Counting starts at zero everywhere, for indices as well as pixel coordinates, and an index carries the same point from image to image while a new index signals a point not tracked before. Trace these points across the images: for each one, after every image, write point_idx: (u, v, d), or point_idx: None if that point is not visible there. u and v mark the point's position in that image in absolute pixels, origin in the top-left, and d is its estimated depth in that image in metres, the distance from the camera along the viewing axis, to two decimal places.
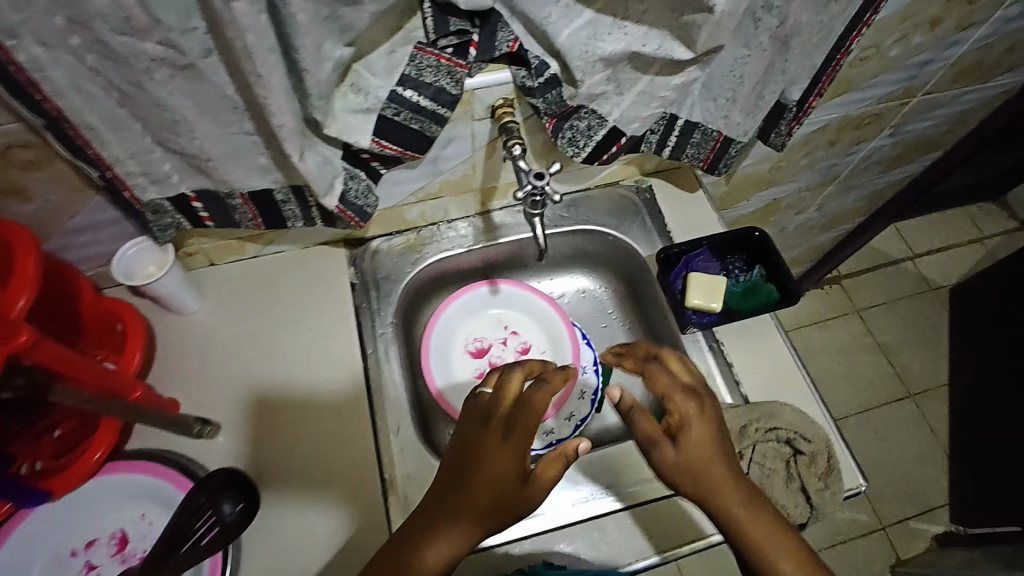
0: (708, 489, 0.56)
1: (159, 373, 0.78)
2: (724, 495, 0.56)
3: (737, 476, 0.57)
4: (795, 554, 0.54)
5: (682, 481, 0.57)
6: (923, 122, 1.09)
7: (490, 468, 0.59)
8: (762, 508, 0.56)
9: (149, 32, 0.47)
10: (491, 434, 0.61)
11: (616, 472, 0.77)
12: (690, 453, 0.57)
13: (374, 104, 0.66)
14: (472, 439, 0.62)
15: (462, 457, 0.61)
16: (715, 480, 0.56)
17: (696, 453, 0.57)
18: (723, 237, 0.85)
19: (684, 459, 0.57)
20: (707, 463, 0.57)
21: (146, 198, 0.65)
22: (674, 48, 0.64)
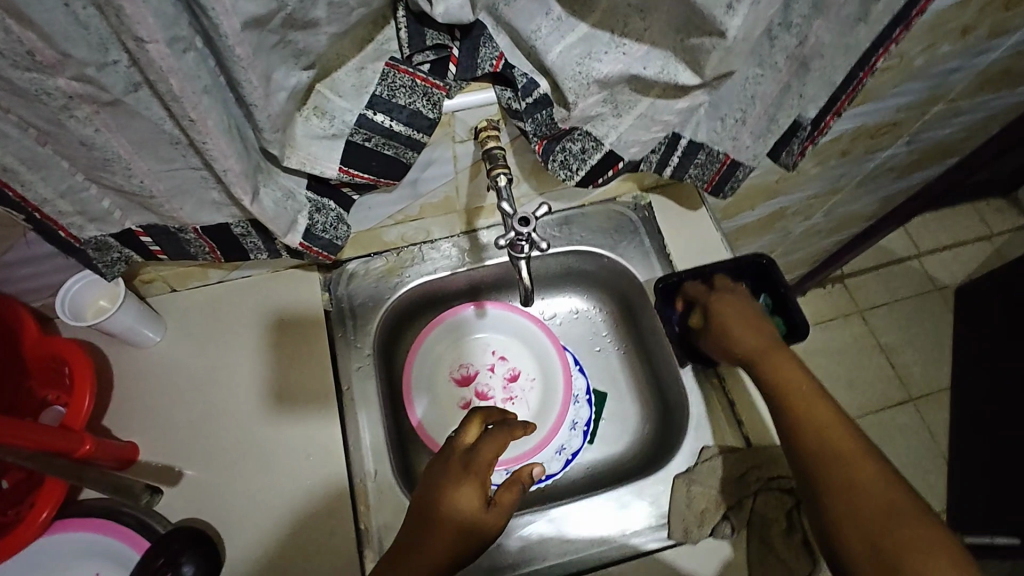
0: (742, 342, 0.69)
1: (115, 415, 0.72)
2: (761, 352, 0.67)
3: (775, 345, 0.68)
4: (820, 406, 0.61)
5: (716, 332, 0.71)
6: (942, 129, 1.02)
7: (449, 502, 0.56)
8: (800, 366, 0.65)
9: (59, 67, 0.39)
10: (451, 469, 0.59)
11: (610, 520, 0.73)
12: (732, 314, 0.71)
13: (341, 130, 0.58)
14: (438, 462, 0.61)
15: (421, 499, 0.58)
16: (752, 340, 0.68)
17: (737, 314, 0.71)
18: (727, 265, 0.79)
19: (723, 315, 0.71)
20: (748, 331, 0.69)
21: (84, 236, 0.57)
22: (680, 72, 0.56)
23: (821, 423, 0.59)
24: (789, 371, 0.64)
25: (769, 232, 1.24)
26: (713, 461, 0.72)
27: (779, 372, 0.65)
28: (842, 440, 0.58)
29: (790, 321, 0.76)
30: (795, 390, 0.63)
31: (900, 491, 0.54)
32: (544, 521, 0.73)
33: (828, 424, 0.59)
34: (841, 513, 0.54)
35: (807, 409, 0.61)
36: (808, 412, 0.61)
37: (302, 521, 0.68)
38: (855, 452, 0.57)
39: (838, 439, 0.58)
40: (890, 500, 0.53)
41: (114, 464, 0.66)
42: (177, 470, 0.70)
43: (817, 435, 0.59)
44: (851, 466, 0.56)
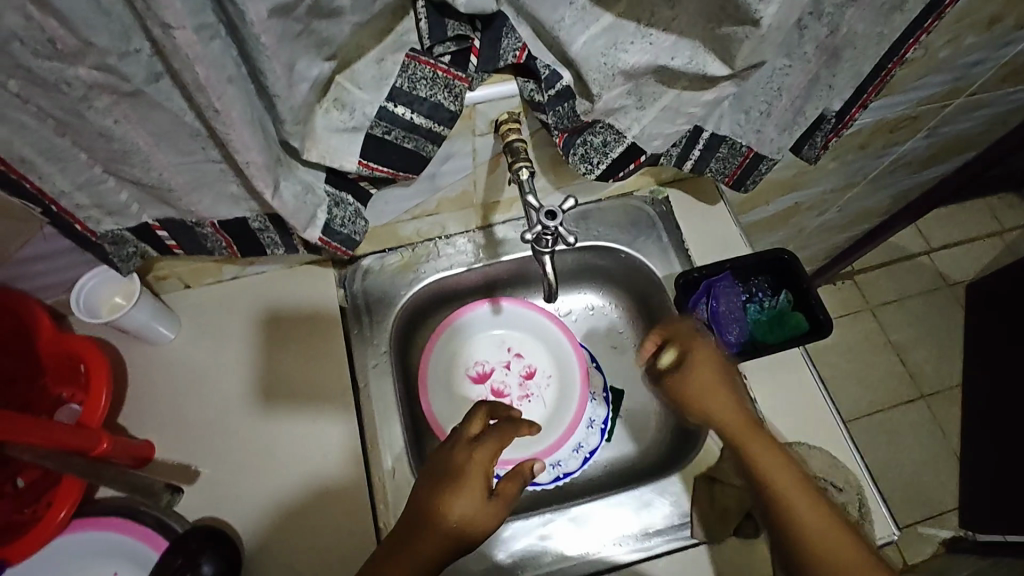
0: (714, 413, 0.66)
1: (130, 413, 0.71)
2: (733, 421, 0.65)
3: (746, 416, 0.65)
4: (795, 477, 0.60)
5: (686, 402, 0.68)
6: (962, 123, 1.00)
7: (447, 503, 0.56)
8: (766, 433, 0.64)
9: (80, 55, 0.38)
10: (450, 470, 0.58)
11: (631, 519, 0.72)
12: (690, 385, 0.68)
13: (361, 123, 0.57)
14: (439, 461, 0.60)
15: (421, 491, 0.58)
16: (725, 409, 0.65)
17: (707, 380, 0.67)
18: (748, 260, 0.78)
19: (691, 382, 0.67)
20: (720, 399, 0.66)
21: (101, 230, 0.56)
22: (708, 63, 0.55)
23: (796, 497, 0.59)
24: (764, 445, 0.63)
25: (783, 227, 1.23)
26: (736, 460, 0.71)
27: (753, 446, 0.63)
28: (816, 517, 0.58)
29: (814, 318, 0.75)
30: (771, 464, 0.61)
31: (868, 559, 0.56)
32: (564, 518, 0.72)
33: (802, 500, 0.59)
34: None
35: (784, 480, 0.60)
36: (782, 485, 0.60)
37: (320, 520, 0.68)
38: (827, 518, 0.58)
39: (813, 515, 0.58)
40: (859, 566, 0.55)
41: (131, 463, 0.66)
42: (194, 469, 0.69)
43: (791, 515, 0.58)
44: (830, 542, 0.57)
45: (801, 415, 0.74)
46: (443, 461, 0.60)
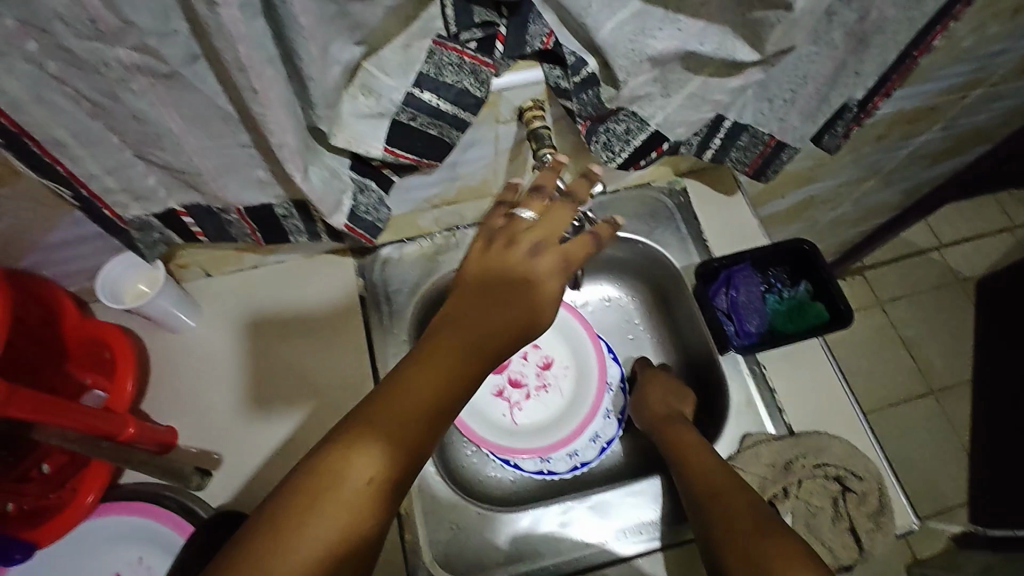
0: (654, 410, 0.77)
1: (154, 401, 0.72)
2: (663, 415, 0.75)
3: (676, 415, 0.75)
4: (698, 448, 0.68)
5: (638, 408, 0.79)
6: (980, 115, 1.00)
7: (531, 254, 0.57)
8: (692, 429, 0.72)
9: (119, 36, 0.38)
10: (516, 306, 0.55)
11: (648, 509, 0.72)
12: (649, 392, 0.79)
13: (387, 109, 0.57)
14: (465, 317, 0.52)
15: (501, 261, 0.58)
16: (660, 407, 0.76)
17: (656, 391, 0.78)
18: (767, 250, 0.78)
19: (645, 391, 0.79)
20: (661, 401, 0.77)
21: (129, 216, 0.57)
22: (737, 48, 0.55)
23: (702, 465, 0.65)
24: (682, 432, 0.71)
25: (797, 221, 1.23)
26: (757, 448, 0.71)
27: (670, 432, 0.72)
28: (715, 474, 0.63)
29: (834, 308, 0.75)
30: (686, 446, 0.69)
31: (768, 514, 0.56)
32: (584, 507, 0.72)
33: (707, 467, 0.65)
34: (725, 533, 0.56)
35: (693, 457, 0.67)
36: (690, 455, 0.67)
37: None
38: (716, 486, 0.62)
39: (709, 474, 0.64)
40: (751, 516, 0.56)
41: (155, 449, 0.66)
42: (216, 456, 0.69)
43: (693, 474, 0.65)
44: (709, 487, 0.62)
45: (819, 403, 0.75)
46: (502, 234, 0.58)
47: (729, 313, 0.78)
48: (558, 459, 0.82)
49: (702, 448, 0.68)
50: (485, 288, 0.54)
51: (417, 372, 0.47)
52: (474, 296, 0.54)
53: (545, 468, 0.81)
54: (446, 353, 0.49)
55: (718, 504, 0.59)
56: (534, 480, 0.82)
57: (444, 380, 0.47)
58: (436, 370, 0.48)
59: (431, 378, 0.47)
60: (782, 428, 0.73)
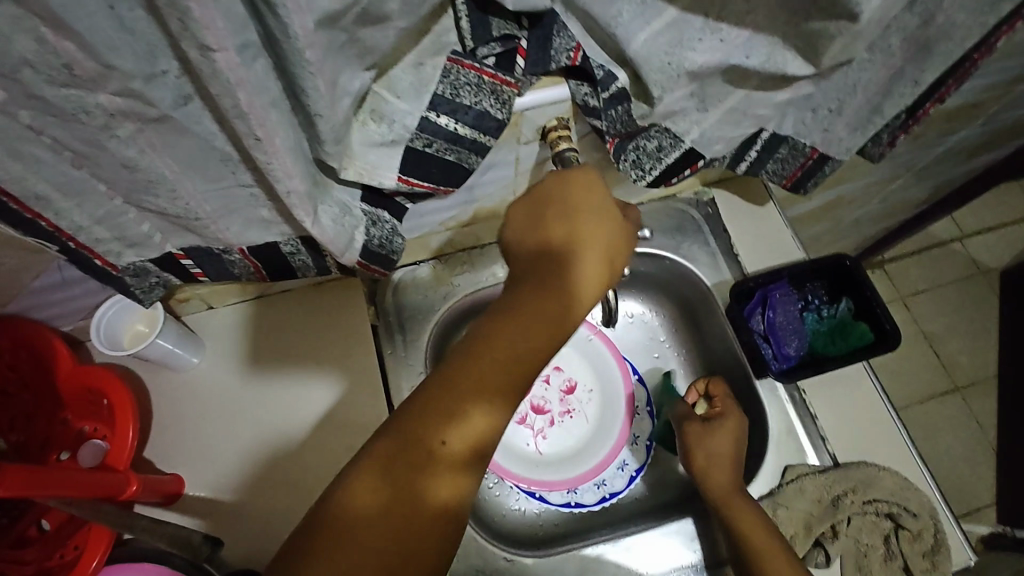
0: (714, 478, 0.67)
1: (158, 446, 0.68)
2: (731, 491, 0.65)
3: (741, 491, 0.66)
4: (782, 559, 0.60)
5: (693, 459, 0.69)
6: (1021, 109, 0.94)
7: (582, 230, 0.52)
8: (763, 517, 0.64)
9: (99, 82, 0.33)
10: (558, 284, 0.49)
11: (684, 547, 0.69)
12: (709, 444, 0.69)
13: (401, 135, 0.51)
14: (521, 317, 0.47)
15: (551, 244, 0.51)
16: (723, 475, 0.67)
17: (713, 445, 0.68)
18: (806, 267, 0.74)
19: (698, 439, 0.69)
20: (721, 466, 0.67)
21: (123, 263, 0.52)
22: (787, 61, 0.50)
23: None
24: (758, 528, 0.62)
25: (822, 221, 1.17)
26: (801, 483, 0.67)
27: (743, 522, 0.63)
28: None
29: (879, 328, 0.71)
30: (767, 552, 0.60)
31: None
32: (616, 542, 0.69)
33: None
34: None
35: (775, 570, 0.59)
36: (773, 567, 0.59)
37: None
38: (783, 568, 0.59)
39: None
40: None
41: (157, 500, 0.63)
42: (229, 504, 0.66)
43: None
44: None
45: (865, 431, 0.70)
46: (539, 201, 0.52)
47: (766, 335, 0.74)
48: (586, 491, 0.78)
49: (782, 553, 0.60)
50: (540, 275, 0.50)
51: (465, 376, 0.44)
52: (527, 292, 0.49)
53: (572, 500, 0.77)
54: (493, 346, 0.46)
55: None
56: (560, 514, 0.78)
57: (486, 376, 0.45)
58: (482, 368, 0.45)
59: (474, 387, 0.44)
60: (826, 459, 0.69)
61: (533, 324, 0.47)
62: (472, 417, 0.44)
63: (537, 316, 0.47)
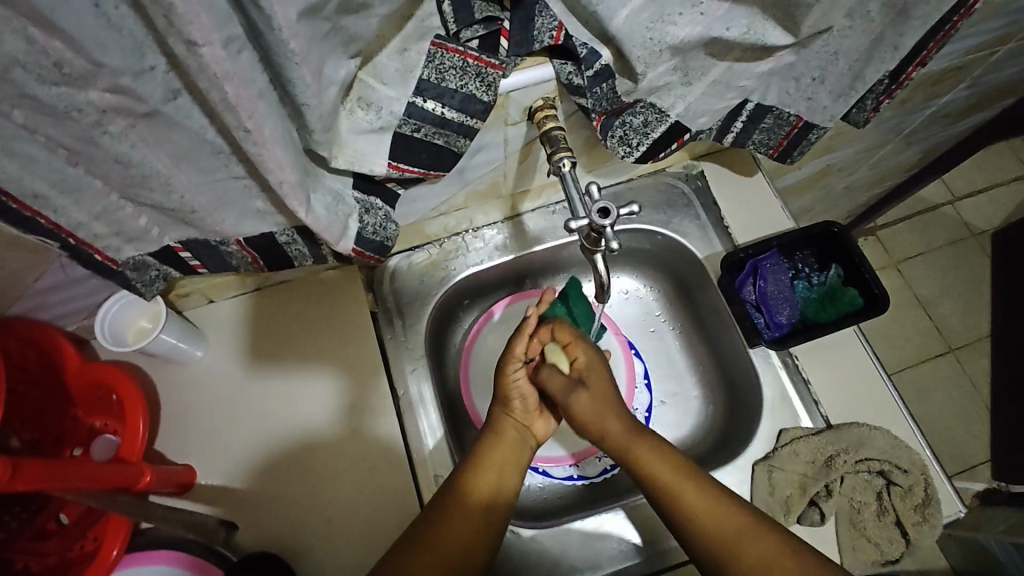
0: (603, 433, 0.65)
1: (168, 439, 0.69)
2: (629, 441, 0.63)
3: (639, 431, 0.64)
4: (690, 484, 0.59)
5: (575, 421, 0.67)
6: (1007, 69, 0.94)
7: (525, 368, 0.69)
8: (666, 451, 0.62)
9: (89, 79, 0.34)
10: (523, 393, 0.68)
11: (647, 526, 0.71)
12: (587, 403, 0.65)
13: (389, 122, 0.52)
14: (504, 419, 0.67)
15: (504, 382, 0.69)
16: (610, 429, 0.64)
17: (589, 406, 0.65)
18: (794, 235, 0.75)
19: (573, 409, 0.65)
20: (603, 420, 0.65)
21: (122, 258, 0.53)
22: (767, 31, 0.51)
23: (701, 505, 0.58)
24: (665, 466, 0.61)
25: (813, 190, 1.18)
26: (795, 446, 0.69)
27: (646, 465, 0.61)
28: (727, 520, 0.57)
29: (868, 293, 0.73)
30: (679, 486, 0.59)
31: (743, 514, 0.57)
32: (616, 509, 0.71)
33: (714, 510, 0.58)
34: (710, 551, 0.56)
35: (689, 498, 0.58)
36: (683, 494, 0.59)
37: (376, 534, 0.66)
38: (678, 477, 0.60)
39: (719, 519, 0.57)
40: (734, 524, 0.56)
41: (171, 490, 0.65)
42: (240, 488, 0.68)
43: (698, 522, 0.57)
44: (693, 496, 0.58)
45: (857, 393, 0.72)
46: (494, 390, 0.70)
47: (758, 305, 0.75)
48: (588, 463, 0.80)
49: (694, 479, 0.60)
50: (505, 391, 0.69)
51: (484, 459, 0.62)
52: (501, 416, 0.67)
53: (574, 473, 0.80)
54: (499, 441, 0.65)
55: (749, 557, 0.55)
56: (563, 487, 0.80)
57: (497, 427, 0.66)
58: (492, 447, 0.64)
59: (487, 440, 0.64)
60: (819, 422, 0.71)
61: (507, 428, 0.66)
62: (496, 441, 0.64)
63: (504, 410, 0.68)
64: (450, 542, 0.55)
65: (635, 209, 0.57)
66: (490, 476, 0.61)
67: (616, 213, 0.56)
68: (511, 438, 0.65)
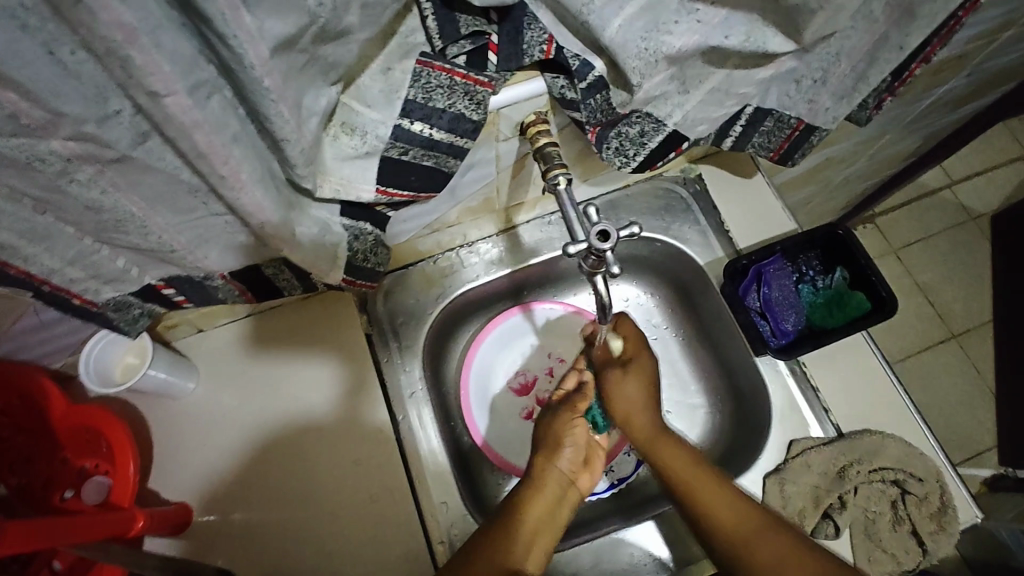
0: (634, 426, 0.66)
1: (161, 475, 0.67)
2: (656, 434, 0.65)
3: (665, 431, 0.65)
4: (711, 482, 0.60)
5: (613, 408, 0.68)
6: (1007, 55, 0.92)
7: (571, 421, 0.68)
8: (699, 463, 0.62)
9: (50, 128, 0.32)
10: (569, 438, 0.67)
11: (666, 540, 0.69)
12: (629, 392, 0.66)
13: (375, 146, 0.50)
14: (552, 466, 0.65)
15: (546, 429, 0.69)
16: (640, 423, 0.65)
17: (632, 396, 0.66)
18: (798, 239, 0.73)
19: (617, 393, 0.67)
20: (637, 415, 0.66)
21: (102, 299, 0.50)
22: (767, 38, 0.49)
23: (736, 522, 0.57)
24: (693, 477, 0.61)
25: (811, 183, 1.16)
26: (806, 457, 0.67)
27: (679, 475, 0.61)
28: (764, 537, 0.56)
29: (875, 296, 0.71)
30: (715, 504, 0.59)
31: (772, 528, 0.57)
32: (631, 524, 0.70)
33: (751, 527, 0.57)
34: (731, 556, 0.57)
35: (723, 516, 0.58)
36: (707, 501, 0.59)
37: (379, 566, 0.65)
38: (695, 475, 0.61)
39: (747, 530, 0.57)
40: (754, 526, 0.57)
41: (168, 530, 0.63)
42: (238, 518, 0.66)
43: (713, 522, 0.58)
44: (715, 500, 0.59)
45: (867, 399, 0.70)
46: (540, 434, 0.69)
47: (763, 311, 0.73)
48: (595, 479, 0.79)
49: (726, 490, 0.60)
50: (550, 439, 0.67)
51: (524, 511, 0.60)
52: (546, 464, 0.65)
53: None
54: (544, 495, 0.62)
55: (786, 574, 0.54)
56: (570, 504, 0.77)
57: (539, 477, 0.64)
58: (539, 498, 0.62)
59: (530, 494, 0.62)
60: (830, 430, 0.69)
61: (552, 477, 0.64)
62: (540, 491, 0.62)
63: (549, 458, 0.66)
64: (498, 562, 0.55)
65: (636, 230, 0.55)
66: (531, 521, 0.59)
67: (616, 236, 0.54)
68: (553, 488, 0.63)
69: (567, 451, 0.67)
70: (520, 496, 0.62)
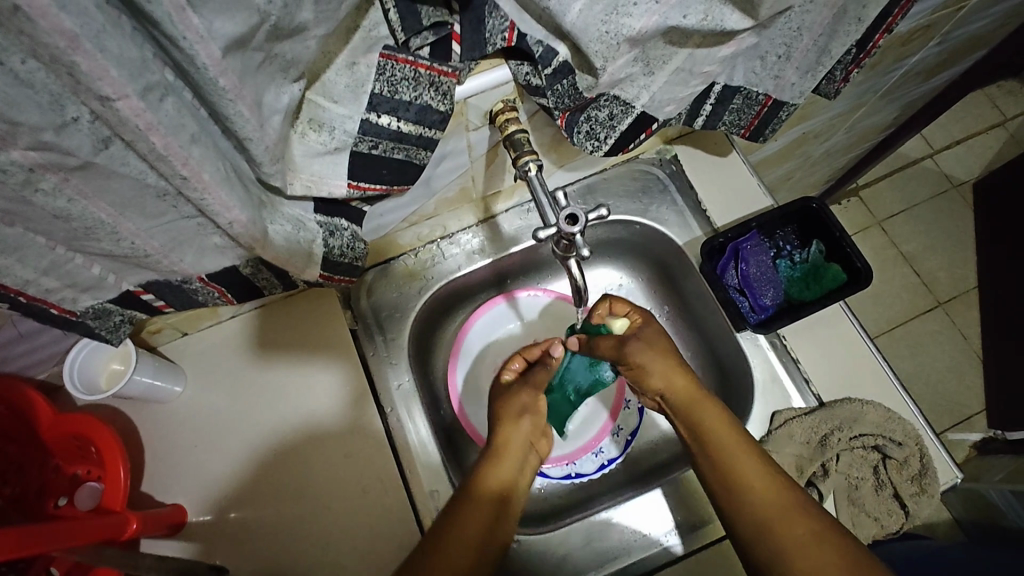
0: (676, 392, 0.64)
1: (153, 478, 0.68)
2: (691, 402, 0.63)
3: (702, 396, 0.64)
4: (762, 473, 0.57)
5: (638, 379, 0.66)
6: (977, 23, 0.92)
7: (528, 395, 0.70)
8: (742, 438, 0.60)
9: (9, 140, 0.32)
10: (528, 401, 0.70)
11: (655, 515, 0.70)
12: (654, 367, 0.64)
13: (344, 142, 0.50)
14: (513, 445, 0.67)
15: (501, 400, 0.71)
16: (680, 387, 0.63)
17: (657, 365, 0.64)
18: (773, 214, 0.74)
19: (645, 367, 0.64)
20: (673, 375, 0.64)
21: (80, 308, 0.50)
22: (726, 16, 0.49)
23: (731, 450, 0.59)
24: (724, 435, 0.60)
25: (790, 159, 1.16)
26: (789, 428, 0.68)
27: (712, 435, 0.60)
28: (758, 474, 0.57)
29: (851, 267, 0.72)
30: (727, 448, 0.59)
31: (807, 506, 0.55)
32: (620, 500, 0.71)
33: (739, 455, 0.58)
34: (764, 520, 0.54)
35: (732, 457, 0.58)
36: (740, 470, 0.57)
37: (373, 556, 0.66)
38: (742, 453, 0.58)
39: (772, 498, 0.55)
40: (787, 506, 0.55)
41: (163, 531, 0.64)
42: (234, 515, 0.67)
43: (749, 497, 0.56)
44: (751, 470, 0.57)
45: (845, 369, 0.71)
46: (494, 405, 0.71)
47: (741, 288, 0.75)
48: (585, 462, 0.80)
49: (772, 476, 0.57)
50: (508, 411, 0.69)
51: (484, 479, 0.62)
52: (507, 444, 0.67)
53: (572, 471, 0.79)
54: (507, 462, 0.65)
55: (768, 507, 0.55)
56: (562, 487, 0.79)
57: (507, 450, 0.66)
58: (509, 470, 0.65)
59: (494, 466, 0.64)
60: (810, 400, 0.71)
61: (514, 443, 0.67)
62: (506, 458, 0.66)
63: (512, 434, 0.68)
64: (465, 544, 0.55)
65: (603, 213, 0.56)
66: (502, 480, 0.63)
67: (585, 218, 0.55)
68: (514, 455, 0.66)
69: (524, 420, 0.69)
70: (485, 464, 0.65)
